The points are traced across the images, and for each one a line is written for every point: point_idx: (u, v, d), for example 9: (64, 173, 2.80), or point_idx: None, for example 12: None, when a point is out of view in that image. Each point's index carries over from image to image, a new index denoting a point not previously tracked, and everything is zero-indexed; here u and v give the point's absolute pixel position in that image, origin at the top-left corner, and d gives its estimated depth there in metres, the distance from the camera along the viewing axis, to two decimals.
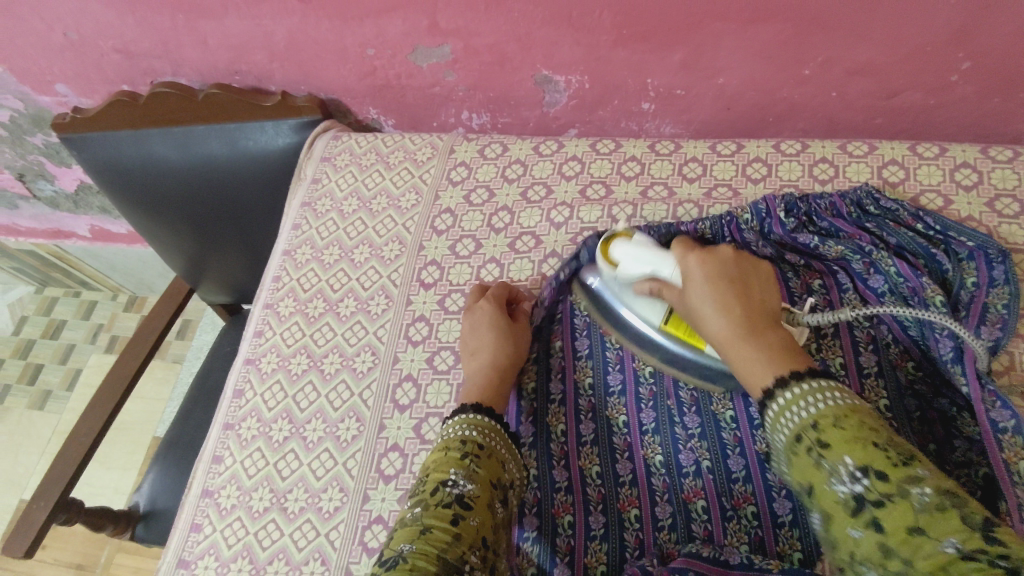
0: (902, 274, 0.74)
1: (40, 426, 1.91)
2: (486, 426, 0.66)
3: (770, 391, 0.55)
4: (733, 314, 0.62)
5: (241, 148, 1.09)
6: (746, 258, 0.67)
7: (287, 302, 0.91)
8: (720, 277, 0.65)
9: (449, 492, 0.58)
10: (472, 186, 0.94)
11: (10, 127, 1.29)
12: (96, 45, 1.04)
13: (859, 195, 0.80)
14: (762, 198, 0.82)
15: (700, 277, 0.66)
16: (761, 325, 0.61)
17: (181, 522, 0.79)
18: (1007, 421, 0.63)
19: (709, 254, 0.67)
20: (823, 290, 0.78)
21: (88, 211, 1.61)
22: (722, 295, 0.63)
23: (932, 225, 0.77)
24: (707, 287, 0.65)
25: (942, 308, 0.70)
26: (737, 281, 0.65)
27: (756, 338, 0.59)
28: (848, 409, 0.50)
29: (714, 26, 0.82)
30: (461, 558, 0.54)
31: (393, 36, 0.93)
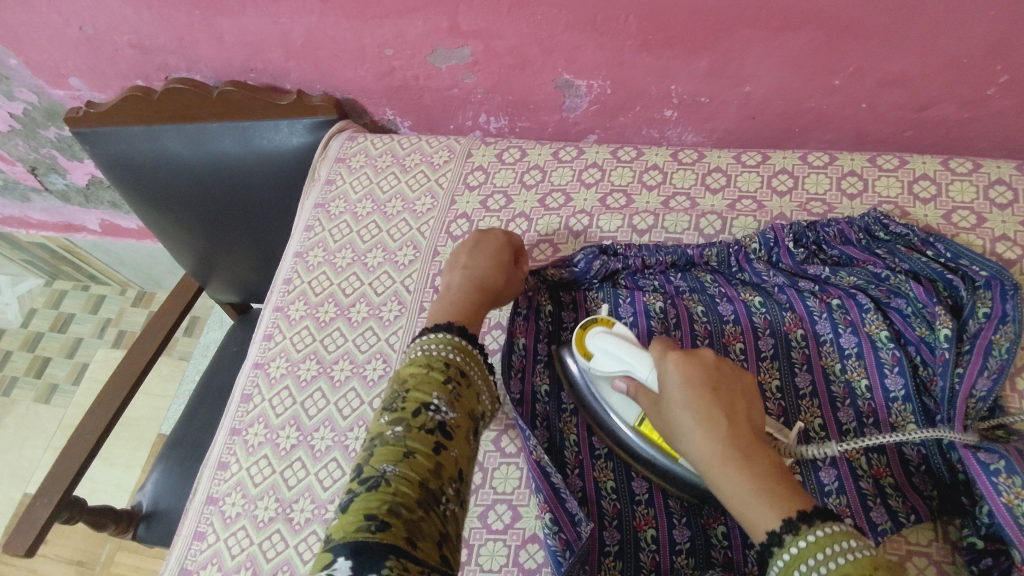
0: (919, 299, 0.71)
1: (46, 419, 1.90)
2: (465, 350, 0.64)
3: (777, 536, 0.49)
4: (722, 432, 0.55)
5: (255, 146, 1.07)
6: (726, 364, 0.61)
7: (298, 306, 0.89)
8: (701, 385, 0.58)
9: (432, 417, 0.56)
10: (489, 191, 0.92)
11: (23, 119, 1.28)
12: (111, 40, 1.03)
13: (868, 221, 0.78)
14: (769, 227, 0.80)
15: (682, 386, 0.59)
16: (751, 445, 0.55)
17: (184, 528, 0.77)
18: (997, 462, 0.60)
19: (690, 356, 0.60)
20: (842, 310, 0.75)
21: (100, 205, 1.60)
22: (708, 414, 0.56)
23: (943, 252, 0.74)
24: (687, 400, 0.58)
25: (947, 341, 0.67)
26: (721, 389, 0.58)
27: (749, 462, 0.54)
28: (869, 563, 0.46)
29: (742, 32, 0.80)
30: (440, 489, 0.53)
31: (412, 37, 0.91)
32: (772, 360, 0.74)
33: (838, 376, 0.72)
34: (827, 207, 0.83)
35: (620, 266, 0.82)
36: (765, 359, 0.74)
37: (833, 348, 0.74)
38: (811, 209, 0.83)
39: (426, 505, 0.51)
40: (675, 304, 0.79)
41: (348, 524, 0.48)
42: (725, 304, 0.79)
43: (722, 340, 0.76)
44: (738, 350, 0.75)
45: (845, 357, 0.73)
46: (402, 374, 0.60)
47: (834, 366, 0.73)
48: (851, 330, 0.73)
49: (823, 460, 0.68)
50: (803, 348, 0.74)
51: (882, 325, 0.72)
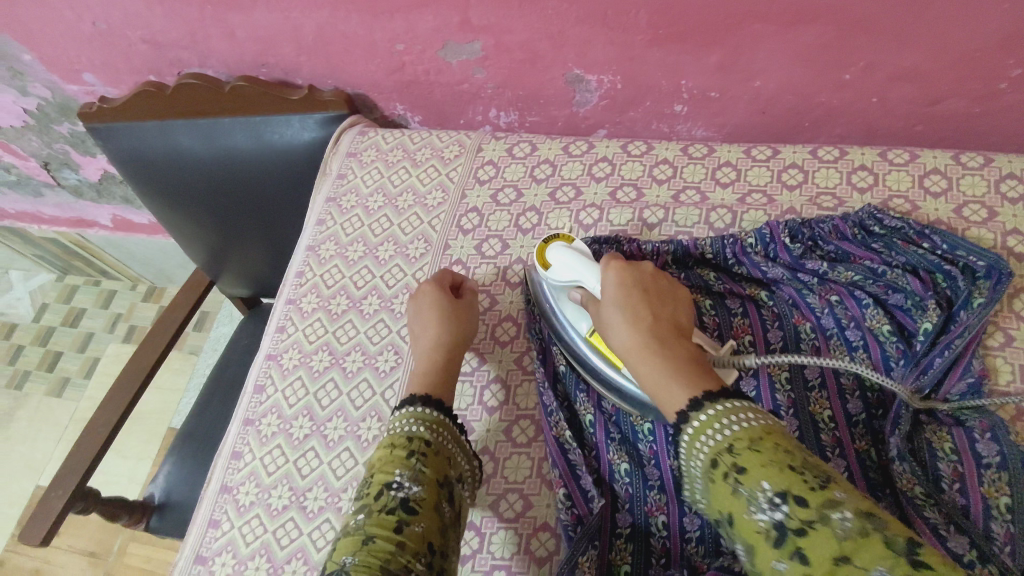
0: (916, 291, 0.71)
1: (58, 413, 1.92)
2: (433, 421, 0.65)
3: (686, 414, 0.53)
4: (644, 326, 0.62)
5: (267, 141, 1.08)
6: (664, 277, 0.68)
7: (309, 298, 0.90)
8: (633, 289, 0.65)
9: (394, 496, 0.57)
10: (499, 185, 0.93)
11: (37, 114, 1.30)
12: (125, 35, 1.04)
13: (862, 217, 0.78)
14: (766, 223, 0.80)
15: (615, 290, 0.66)
16: (674, 340, 0.61)
17: (199, 517, 0.78)
18: (993, 456, 0.63)
19: (630, 266, 0.67)
20: (843, 307, 0.74)
21: (111, 200, 1.61)
22: (635, 310, 0.63)
23: (939, 244, 0.74)
24: (619, 299, 0.65)
25: (925, 335, 0.68)
26: (651, 293, 0.65)
27: (664, 350, 0.59)
28: (760, 430, 0.48)
29: (752, 27, 0.80)
30: (406, 566, 0.52)
31: (423, 32, 0.92)
32: (781, 352, 0.75)
33: (847, 369, 0.72)
34: (837, 201, 0.83)
35: (616, 254, 0.82)
36: (775, 352, 0.75)
37: (840, 342, 0.74)
38: (821, 203, 0.83)
39: None
40: None
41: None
42: (733, 300, 0.79)
43: (730, 334, 0.76)
44: (746, 344, 0.75)
45: (853, 351, 0.73)
46: (370, 459, 0.61)
47: (843, 360, 0.73)
48: (854, 325, 0.73)
49: (832, 450, 0.68)
50: (812, 340, 0.74)
51: (885, 320, 0.72)
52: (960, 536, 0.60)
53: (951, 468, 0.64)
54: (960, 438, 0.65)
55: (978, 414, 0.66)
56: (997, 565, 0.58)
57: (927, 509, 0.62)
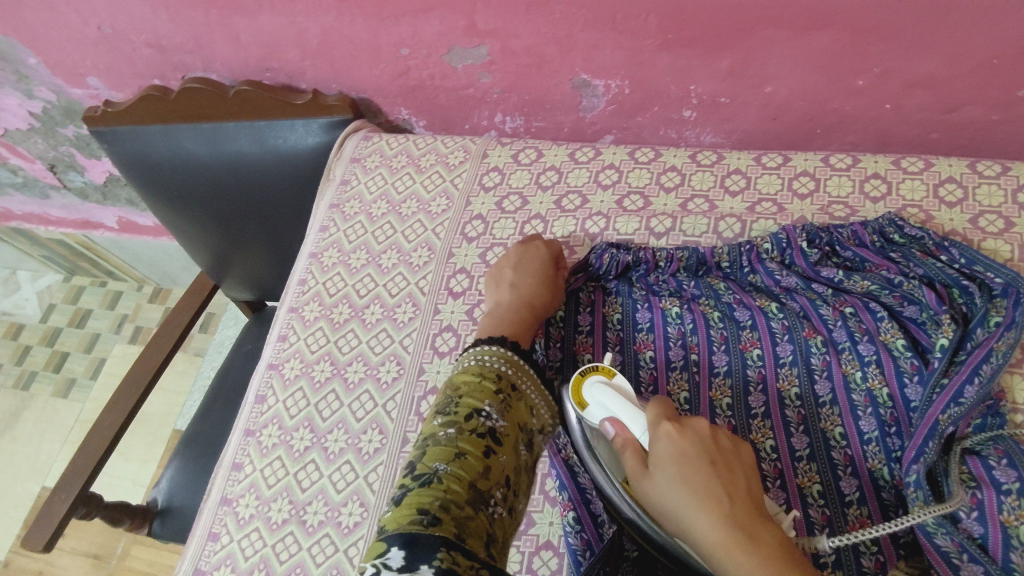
0: (929, 305, 0.69)
1: (64, 414, 1.92)
2: (517, 364, 0.65)
3: None
4: (725, 510, 0.51)
5: (271, 146, 1.07)
6: (722, 434, 0.57)
7: (312, 307, 0.89)
8: (697, 457, 0.54)
9: (483, 423, 0.57)
10: (504, 192, 0.92)
11: (42, 117, 1.29)
12: (129, 39, 1.03)
13: (882, 223, 0.77)
14: (783, 227, 0.79)
15: (677, 466, 0.54)
16: (753, 518, 0.51)
17: (198, 529, 0.77)
18: (1012, 482, 0.59)
19: (683, 429, 0.56)
20: (856, 318, 0.73)
21: (117, 202, 1.61)
22: (708, 492, 0.52)
23: (957, 257, 0.72)
24: (680, 476, 0.54)
25: (941, 352, 0.65)
26: (720, 463, 0.54)
27: (756, 544, 0.49)
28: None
29: (764, 33, 0.79)
30: (488, 492, 0.53)
31: (429, 37, 0.90)
32: (791, 367, 0.73)
33: (859, 384, 0.70)
34: (850, 210, 0.81)
35: (631, 257, 0.82)
36: (784, 366, 0.73)
37: (852, 356, 0.72)
38: (833, 212, 0.81)
39: (475, 503, 0.51)
40: (691, 310, 0.78)
41: (401, 514, 0.49)
42: (741, 311, 0.77)
43: (739, 348, 0.75)
44: (756, 357, 0.74)
45: (865, 365, 0.71)
46: (456, 381, 0.61)
47: (855, 374, 0.71)
48: (867, 338, 0.71)
49: (844, 469, 0.67)
50: (822, 354, 0.72)
51: (899, 334, 0.70)
52: (972, 565, 0.57)
53: (968, 495, 0.60)
54: (977, 466, 0.62)
55: (991, 441, 0.63)
56: None
57: (937, 535, 0.59)
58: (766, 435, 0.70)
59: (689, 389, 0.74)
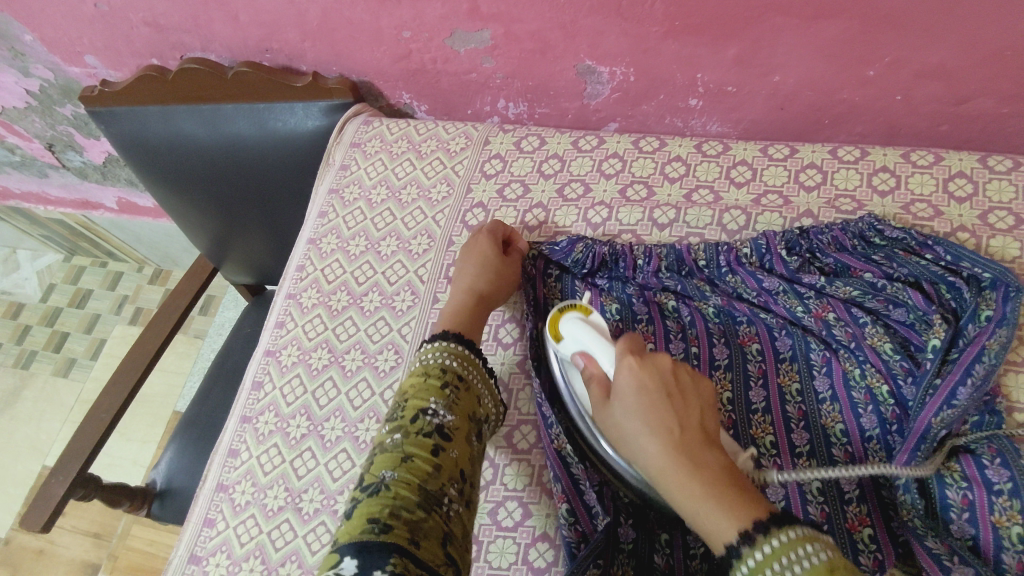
0: (917, 306, 0.68)
1: (64, 393, 1.92)
2: (464, 356, 0.65)
3: (736, 550, 0.48)
4: (676, 438, 0.53)
5: (270, 128, 1.06)
6: (683, 368, 0.58)
7: (310, 294, 0.88)
8: (654, 391, 0.55)
9: (429, 422, 0.57)
10: (506, 180, 0.90)
11: (39, 96, 1.28)
12: (126, 17, 1.02)
13: (861, 227, 0.74)
14: (762, 233, 0.77)
15: (634, 397, 0.56)
16: (702, 446, 0.53)
17: (195, 515, 0.77)
18: (1004, 481, 0.58)
19: (645, 362, 0.57)
20: (840, 324, 0.71)
21: (116, 182, 1.60)
22: (662, 422, 0.54)
23: (943, 254, 0.70)
24: (636, 406, 0.55)
25: (934, 352, 0.64)
26: (677, 395, 0.55)
27: (700, 469, 0.51)
28: (825, 566, 0.44)
29: (774, 20, 0.77)
30: (441, 489, 0.54)
31: (430, 19, 0.88)
32: (790, 363, 0.73)
33: (858, 382, 0.69)
34: (856, 204, 0.80)
35: (607, 249, 0.81)
36: (785, 360, 0.73)
37: (849, 355, 0.71)
38: (840, 206, 0.80)
39: (427, 505, 0.52)
40: (688, 305, 0.78)
41: (352, 526, 0.49)
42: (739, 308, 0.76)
43: (738, 342, 0.75)
44: (755, 351, 0.74)
45: (862, 363, 0.69)
46: (402, 384, 0.62)
47: (853, 372, 0.70)
48: (856, 343, 0.70)
49: (843, 467, 0.66)
50: (822, 351, 0.72)
51: (886, 338, 0.69)
52: (963, 567, 0.56)
53: (960, 496, 0.60)
54: (969, 465, 0.60)
55: (985, 439, 0.62)
56: None
57: (928, 538, 0.59)
58: (766, 430, 0.69)
59: None
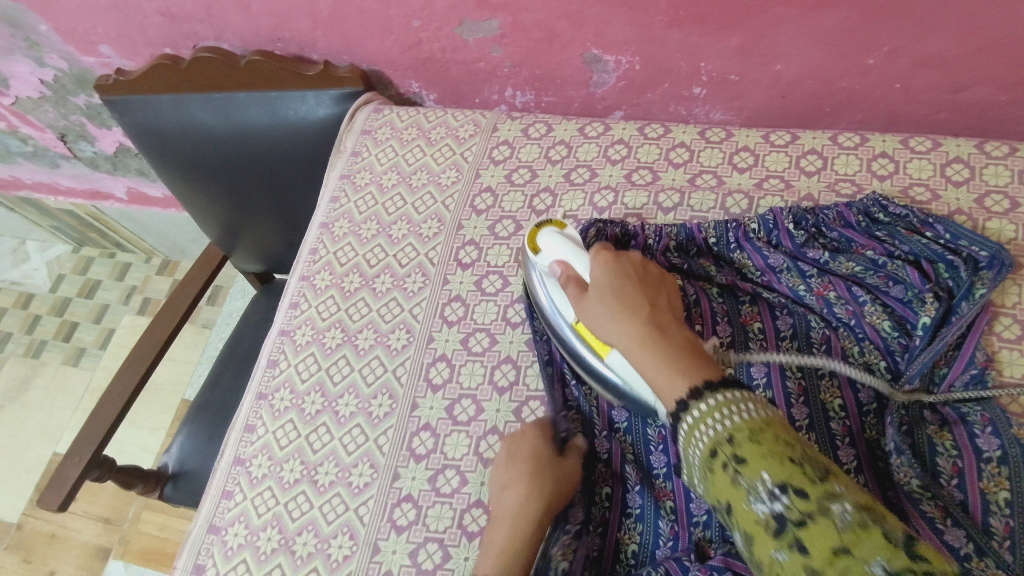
0: (913, 284, 0.71)
1: (74, 382, 1.95)
2: None
3: (685, 403, 0.50)
4: (642, 313, 0.58)
5: (282, 117, 1.08)
6: (650, 267, 0.66)
7: (323, 276, 0.90)
8: (625, 284, 0.62)
9: None
10: (514, 165, 0.93)
11: (53, 86, 1.30)
12: (141, 7, 1.04)
13: (867, 204, 0.77)
14: (769, 210, 0.80)
15: (608, 282, 0.62)
16: (666, 325, 0.58)
17: (212, 487, 0.80)
18: (993, 450, 0.64)
19: (616, 260, 0.64)
20: (840, 302, 0.74)
21: (126, 173, 1.62)
22: (630, 300, 0.59)
23: (942, 233, 0.73)
24: (609, 295, 0.61)
25: (926, 327, 0.69)
26: (646, 286, 0.62)
27: (661, 335, 0.56)
28: (760, 421, 0.46)
29: (776, 9, 0.79)
30: None
31: (440, 9, 0.91)
32: (791, 340, 0.75)
33: (857, 359, 0.72)
34: (856, 188, 0.82)
35: (620, 230, 0.82)
36: (785, 338, 0.75)
37: (847, 333, 0.74)
38: (839, 190, 0.82)
39: None
40: (693, 286, 0.79)
41: None
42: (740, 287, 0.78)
43: (740, 320, 0.77)
44: (757, 330, 0.76)
45: (861, 341, 0.73)
46: None
47: (852, 349, 0.73)
48: (855, 321, 0.73)
49: (842, 440, 0.68)
50: (822, 329, 0.74)
51: (884, 316, 0.72)
52: (955, 530, 0.61)
53: (950, 464, 0.65)
54: (961, 435, 0.66)
55: (978, 407, 0.67)
56: (992, 557, 0.59)
57: (923, 502, 0.63)
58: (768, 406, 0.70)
59: None
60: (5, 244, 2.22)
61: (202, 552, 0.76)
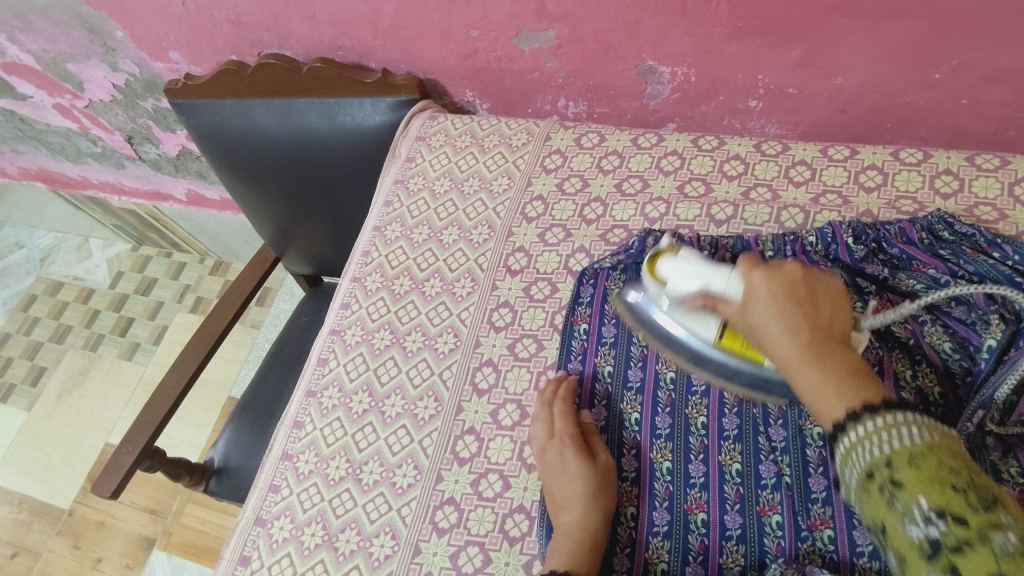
0: (978, 304, 0.66)
1: (127, 375, 2.01)
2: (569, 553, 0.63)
3: (839, 424, 0.48)
4: (805, 336, 0.53)
5: (339, 123, 1.10)
6: (818, 274, 0.58)
7: (374, 277, 0.92)
8: (788, 296, 0.56)
9: None
10: (566, 174, 0.93)
11: (124, 89, 1.36)
12: (211, 15, 1.09)
13: (931, 220, 0.75)
14: (828, 223, 0.79)
15: (765, 294, 0.57)
16: (823, 344, 0.53)
17: (261, 480, 0.81)
18: None
19: (775, 270, 0.58)
20: (899, 320, 0.70)
21: (186, 174, 1.68)
22: (796, 299, 0.56)
23: (1010, 254, 0.71)
24: (772, 308, 0.56)
25: (988, 353, 0.65)
26: (806, 300, 0.55)
27: (827, 361, 0.51)
28: (925, 443, 0.42)
29: (840, 21, 0.78)
30: None
31: (498, 19, 0.92)
32: None
33: (908, 381, 0.68)
34: (917, 206, 0.79)
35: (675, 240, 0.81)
36: None
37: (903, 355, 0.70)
38: (900, 207, 0.80)
39: None
40: None
41: None
42: None
43: None
44: None
45: (916, 364, 0.69)
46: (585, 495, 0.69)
47: (905, 372, 0.68)
48: (914, 341, 0.69)
49: None
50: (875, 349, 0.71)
51: (944, 337, 0.69)
52: None
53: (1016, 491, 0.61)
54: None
55: None
56: None
57: None
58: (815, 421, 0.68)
59: None
60: (71, 242, 2.33)
61: (248, 543, 0.77)
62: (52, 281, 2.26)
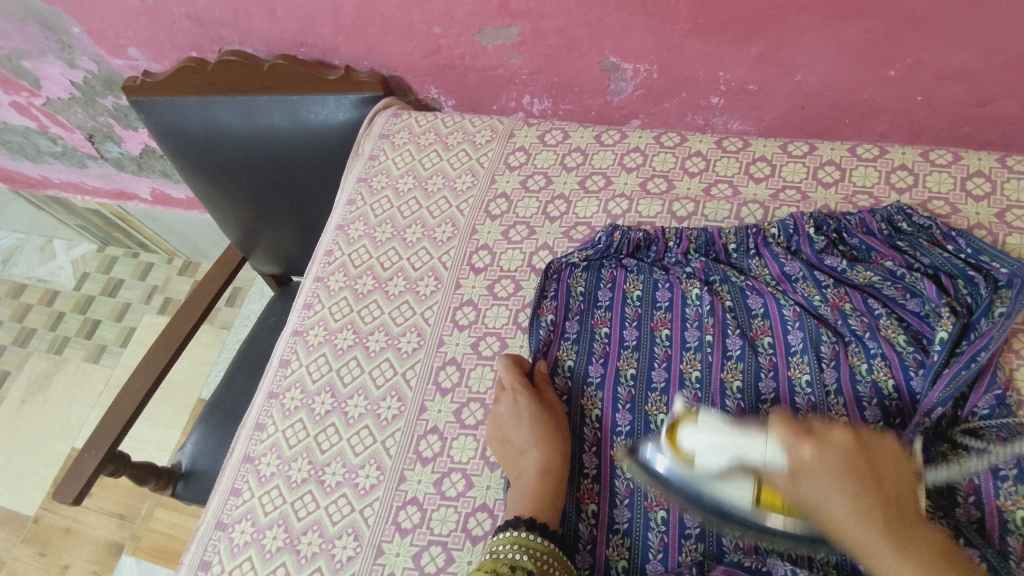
0: (930, 298, 0.69)
1: (94, 378, 1.97)
2: (543, 551, 0.63)
3: None
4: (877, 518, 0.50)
5: (302, 120, 1.09)
6: (867, 436, 0.54)
7: (337, 277, 0.91)
8: (850, 475, 0.51)
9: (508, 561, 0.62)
10: (529, 171, 0.93)
11: (83, 87, 1.33)
12: (170, 11, 1.06)
13: (889, 212, 0.76)
14: (791, 215, 0.79)
15: (826, 470, 0.51)
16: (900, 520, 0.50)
17: (222, 484, 0.80)
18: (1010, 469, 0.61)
19: (827, 440, 0.53)
20: (856, 314, 0.71)
21: (151, 174, 1.65)
22: (866, 505, 0.50)
23: (963, 247, 0.72)
24: (839, 491, 0.50)
25: (941, 345, 0.65)
26: (871, 475, 0.52)
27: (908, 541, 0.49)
28: None
29: (797, 19, 0.79)
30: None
31: (460, 16, 0.92)
32: (801, 355, 0.72)
33: (865, 376, 0.69)
34: (873, 200, 0.81)
35: (641, 236, 0.82)
36: (795, 354, 0.72)
37: (858, 348, 0.70)
38: (857, 202, 0.81)
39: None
40: (706, 299, 0.77)
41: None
42: (754, 298, 0.77)
43: (750, 334, 0.75)
44: (766, 345, 0.74)
45: (871, 358, 0.69)
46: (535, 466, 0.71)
47: (861, 366, 0.69)
48: (870, 334, 0.70)
49: None
50: (833, 343, 0.71)
51: (899, 330, 0.69)
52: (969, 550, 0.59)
53: (965, 480, 0.62)
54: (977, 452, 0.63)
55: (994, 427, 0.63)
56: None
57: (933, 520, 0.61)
58: None
59: (701, 368, 0.73)
60: (34, 243, 2.28)
61: (209, 548, 0.76)
62: (15, 283, 2.21)
